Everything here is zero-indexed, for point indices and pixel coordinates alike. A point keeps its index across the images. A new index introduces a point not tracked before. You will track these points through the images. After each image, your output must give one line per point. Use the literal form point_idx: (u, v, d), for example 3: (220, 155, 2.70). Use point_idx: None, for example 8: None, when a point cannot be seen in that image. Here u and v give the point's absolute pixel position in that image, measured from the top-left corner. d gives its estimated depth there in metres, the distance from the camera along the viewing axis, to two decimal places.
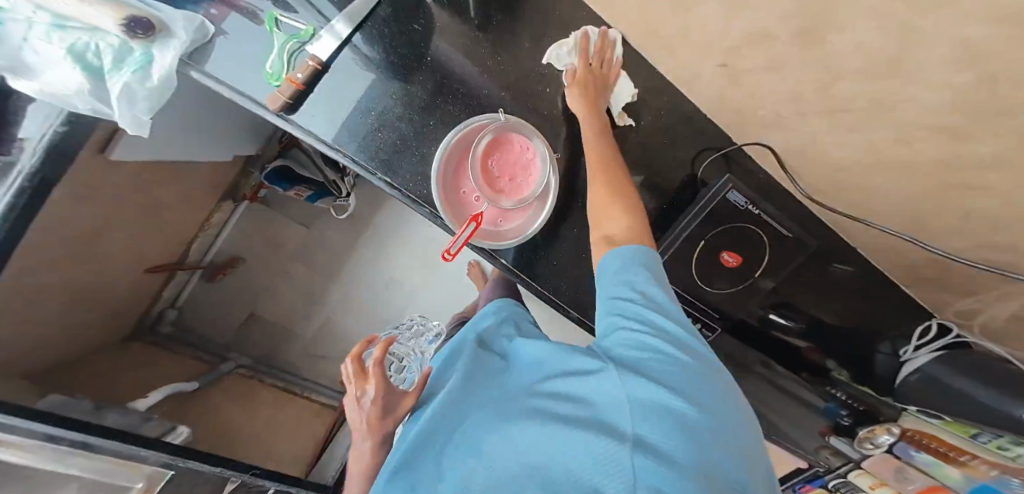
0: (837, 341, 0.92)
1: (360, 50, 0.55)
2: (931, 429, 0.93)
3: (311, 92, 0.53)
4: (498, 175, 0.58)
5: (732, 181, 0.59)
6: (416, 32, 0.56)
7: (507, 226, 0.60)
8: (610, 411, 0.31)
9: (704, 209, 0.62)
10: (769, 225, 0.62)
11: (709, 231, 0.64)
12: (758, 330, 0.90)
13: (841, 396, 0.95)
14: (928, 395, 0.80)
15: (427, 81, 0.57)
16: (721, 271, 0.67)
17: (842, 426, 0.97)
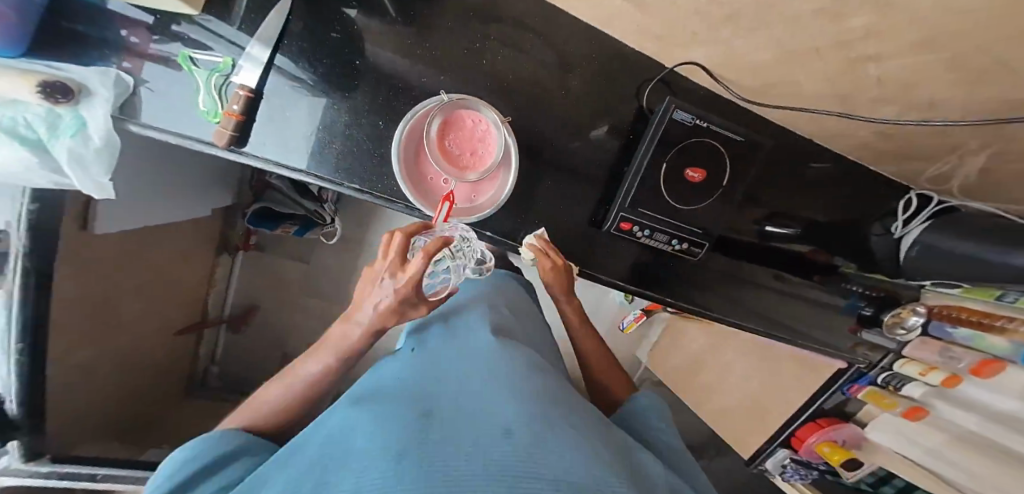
0: (836, 238, 0.90)
1: (287, 70, 0.57)
2: (953, 298, 0.82)
3: (253, 120, 0.56)
4: (457, 151, 0.60)
5: (673, 101, 0.64)
6: (336, 40, 0.58)
7: (480, 199, 0.63)
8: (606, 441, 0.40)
9: (657, 134, 0.66)
10: (720, 134, 0.66)
11: (668, 154, 0.66)
12: (761, 246, 0.87)
13: (858, 288, 0.93)
14: (931, 264, 0.79)
15: (363, 89, 0.60)
16: (692, 190, 0.68)
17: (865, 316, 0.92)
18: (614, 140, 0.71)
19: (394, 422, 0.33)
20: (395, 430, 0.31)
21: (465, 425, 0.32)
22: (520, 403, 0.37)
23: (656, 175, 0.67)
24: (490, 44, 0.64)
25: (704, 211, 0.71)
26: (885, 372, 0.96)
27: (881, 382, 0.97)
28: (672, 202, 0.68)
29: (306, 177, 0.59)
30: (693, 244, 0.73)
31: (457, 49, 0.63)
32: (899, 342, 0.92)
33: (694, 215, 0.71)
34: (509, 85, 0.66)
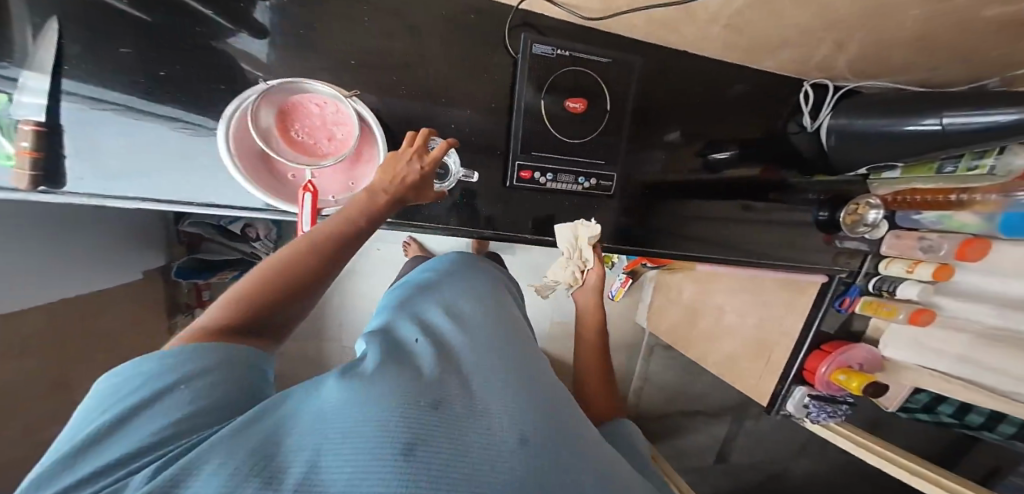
0: (775, 150, 0.85)
1: (78, 92, 0.52)
2: (906, 180, 0.80)
3: (59, 153, 0.51)
4: (309, 138, 0.57)
5: (528, 37, 0.65)
6: (126, 55, 0.54)
7: (354, 181, 0.60)
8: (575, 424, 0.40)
9: (525, 72, 0.67)
10: (586, 59, 0.68)
11: (541, 91, 0.67)
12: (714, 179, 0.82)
13: (816, 195, 0.87)
14: (849, 150, 0.78)
15: (192, 98, 0.56)
16: (577, 120, 0.69)
17: (824, 220, 0.87)
18: (487, 97, 0.69)
19: (393, 422, 0.28)
20: (398, 432, 0.27)
21: (476, 434, 0.30)
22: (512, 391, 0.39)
23: (538, 116, 0.68)
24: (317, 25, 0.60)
25: (599, 143, 0.72)
26: (874, 277, 0.89)
27: (874, 290, 0.89)
28: (561, 136, 0.69)
29: (145, 203, 0.56)
30: (601, 176, 0.72)
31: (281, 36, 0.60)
32: (870, 241, 0.89)
33: (590, 148, 0.71)
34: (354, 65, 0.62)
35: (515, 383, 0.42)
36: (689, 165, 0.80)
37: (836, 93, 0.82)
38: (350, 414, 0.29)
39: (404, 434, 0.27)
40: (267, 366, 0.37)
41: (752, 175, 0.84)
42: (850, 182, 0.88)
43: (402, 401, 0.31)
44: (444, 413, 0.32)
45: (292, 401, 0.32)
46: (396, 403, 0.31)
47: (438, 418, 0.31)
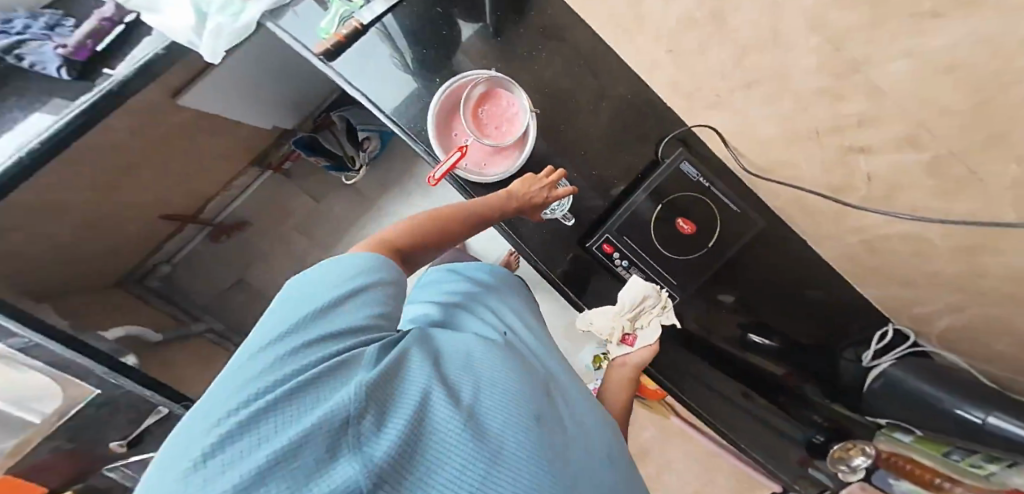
0: (812, 361, 0.84)
1: (388, 25, 0.74)
2: (908, 452, 0.84)
3: (348, 47, 0.73)
4: (486, 123, 0.71)
5: (685, 154, 0.72)
6: (438, 13, 0.75)
7: (489, 167, 0.71)
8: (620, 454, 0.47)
9: (663, 176, 0.73)
10: (717, 197, 0.74)
11: (663, 200, 0.73)
12: (745, 360, 0.82)
13: (818, 418, 0.85)
14: (898, 404, 0.76)
15: (432, 58, 0.74)
16: (679, 237, 0.74)
17: (815, 444, 0.82)
18: (624, 175, 0.76)
19: (517, 422, 0.30)
20: (529, 410, 0.33)
21: (567, 425, 0.37)
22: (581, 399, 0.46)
23: (650, 214, 0.74)
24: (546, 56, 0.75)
25: (683, 266, 0.76)
26: None
27: None
28: (658, 241, 0.74)
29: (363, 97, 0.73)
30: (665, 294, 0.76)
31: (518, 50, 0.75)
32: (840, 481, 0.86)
33: (673, 265, 0.75)
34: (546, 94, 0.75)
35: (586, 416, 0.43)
36: (732, 335, 0.81)
37: (908, 347, 0.80)
38: (481, 401, 0.30)
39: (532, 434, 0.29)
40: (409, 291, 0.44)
41: (777, 375, 0.83)
42: (860, 425, 0.88)
43: (519, 401, 0.33)
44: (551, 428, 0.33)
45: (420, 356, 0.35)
46: (515, 401, 0.33)
47: (550, 433, 0.32)
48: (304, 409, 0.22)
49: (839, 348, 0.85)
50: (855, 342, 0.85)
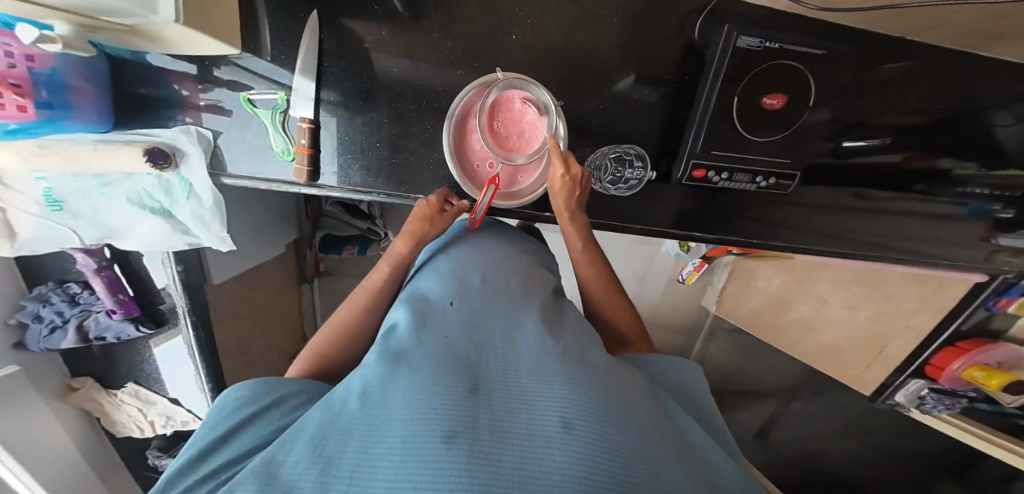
0: (848, 199, 0.65)
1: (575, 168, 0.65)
2: None
3: None
4: (500, 133, 0.50)
5: (754, 90, 0.51)
6: (699, 119, 0.53)
7: (519, 181, 0.53)
8: (626, 463, 0.27)
9: (650, 185, 0.59)
10: (747, 168, 0.55)
11: (631, 182, 0.59)
12: (845, 244, 0.66)
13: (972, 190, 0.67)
14: (955, 247, 0.68)
15: (638, 155, 0.57)
16: (763, 115, 0.53)
17: (993, 309, 0.73)
18: (777, 168, 0.56)
19: (498, 408, 0.31)
20: (443, 430, 0.27)
21: (508, 416, 0.30)
22: (536, 344, 0.40)
23: (738, 139, 0.54)
24: (749, 28, 0.48)
25: (729, 179, 0.57)
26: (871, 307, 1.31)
27: None
28: (721, 151, 0.54)
29: None
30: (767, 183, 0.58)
31: (792, 76, 0.51)
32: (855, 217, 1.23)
33: (682, 157, 0.56)
34: (804, 73, 0.51)
35: (577, 353, 0.41)
36: (757, 179, 0.57)
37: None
38: (456, 394, 0.31)
39: (458, 441, 0.26)
40: (248, 383, 0.39)
41: (777, 189, 0.59)
42: None
43: (494, 426, 0.28)
44: (590, 462, 0.26)
45: (403, 314, 0.45)
46: (570, 449, 0.26)
47: (512, 374, 0.35)
48: (359, 449, 0.26)
49: (921, 200, 0.67)
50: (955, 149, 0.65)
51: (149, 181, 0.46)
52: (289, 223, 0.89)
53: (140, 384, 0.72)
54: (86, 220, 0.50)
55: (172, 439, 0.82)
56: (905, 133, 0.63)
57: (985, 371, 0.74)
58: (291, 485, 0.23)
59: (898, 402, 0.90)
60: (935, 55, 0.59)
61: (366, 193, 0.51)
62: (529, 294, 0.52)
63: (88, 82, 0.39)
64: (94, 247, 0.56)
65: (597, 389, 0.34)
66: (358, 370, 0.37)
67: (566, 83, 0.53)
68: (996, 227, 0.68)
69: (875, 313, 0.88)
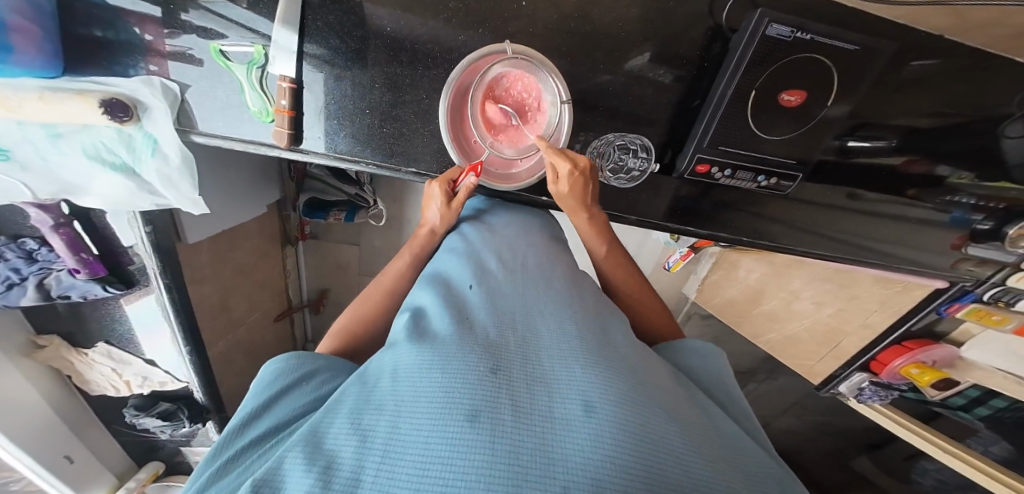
0: (835, 206, 0.66)
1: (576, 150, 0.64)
2: None
3: None
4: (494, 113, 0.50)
5: (772, 85, 0.48)
6: (712, 112, 0.51)
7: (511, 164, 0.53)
8: (660, 450, 0.24)
9: (651, 175, 0.58)
10: (751, 165, 0.54)
11: (632, 171, 0.57)
12: (825, 249, 0.68)
13: (962, 199, 0.67)
14: (923, 256, 0.71)
15: (643, 141, 0.55)
16: (777, 111, 0.50)
17: (948, 312, 0.78)
18: (780, 167, 0.55)
19: (522, 383, 0.29)
20: (468, 412, 0.25)
21: (534, 396, 0.28)
22: (563, 322, 0.38)
23: (746, 134, 0.52)
24: (781, 15, 0.44)
25: (731, 175, 0.56)
26: None
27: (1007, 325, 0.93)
28: (728, 146, 0.53)
29: None
30: (771, 180, 0.57)
31: (813, 72, 0.48)
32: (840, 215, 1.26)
33: (689, 148, 0.54)
34: (828, 68, 0.48)
35: (604, 333, 0.38)
36: (759, 177, 0.56)
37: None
38: (478, 369, 0.29)
39: (484, 423, 0.24)
40: (276, 361, 0.38)
41: (776, 189, 0.59)
42: None
43: (520, 407, 0.26)
44: (621, 448, 0.23)
45: (426, 294, 0.44)
46: (600, 435, 0.24)
47: (537, 349, 0.34)
48: (389, 422, 0.26)
49: (909, 208, 0.68)
50: (954, 160, 0.65)
51: (107, 134, 0.43)
52: (271, 183, 0.86)
53: (111, 345, 0.76)
54: (37, 173, 0.46)
55: (147, 398, 0.87)
56: (910, 140, 0.62)
57: (920, 368, 0.80)
58: (332, 457, 0.23)
59: (841, 391, 0.99)
60: (951, 64, 0.57)
61: (355, 161, 0.49)
62: (553, 271, 0.49)
63: (31, 23, 0.37)
64: (49, 203, 0.54)
65: (628, 372, 0.31)
66: (386, 349, 0.36)
67: (576, 60, 0.50)
68: (970, 237, 0.70)
69: (839, 310, 0.93)
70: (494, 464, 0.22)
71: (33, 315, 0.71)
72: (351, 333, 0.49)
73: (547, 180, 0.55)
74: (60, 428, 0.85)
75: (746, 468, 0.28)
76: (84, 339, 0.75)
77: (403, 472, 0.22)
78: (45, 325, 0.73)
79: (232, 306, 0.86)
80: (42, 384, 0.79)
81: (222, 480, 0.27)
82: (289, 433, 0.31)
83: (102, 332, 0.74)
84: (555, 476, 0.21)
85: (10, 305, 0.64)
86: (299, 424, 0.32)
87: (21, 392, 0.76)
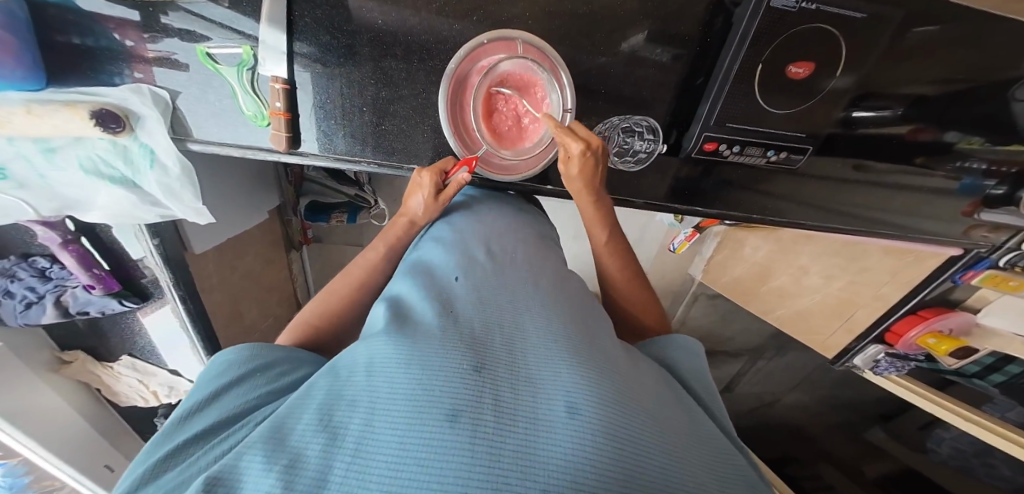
0: (844, 177, 0.64)
1: None
2: None
3: None
4: (494, 103, 0.50)
5: (779, 57, 0.47)
6: (717, 90, 0.49)
7: (508, 156, 0.52)
8: (638, 453, 0.24)
9: (657, 157, 0.57)
10: (759, 142, 0.53)
11: (637, 154, 0.56)
12: (833, 223, 0.67)
13: (976, 165, 0.65)
14: (936, 224, 0.70)
15: (645, 124, 0.54)
16: (785, 85, 0.49)
17: (964, 280, 0.77)
18: (787, 141, 0.54)
19: (504, 382, 0.28)
20: (445, 411, 0.25)
21: (513, 394, 0.27)
22: (547, 319, 0.37)
23: (753, 110, 0.51)
24: None
25: (739, 153, 0.55)
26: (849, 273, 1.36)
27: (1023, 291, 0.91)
28: (736, 122, 0.52)
29: None
30: (781, 155, 0.56)
31: (821, 42, 0.46)
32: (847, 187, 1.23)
33: (694, 128, 0.53)
34: (836, 38, 0.46)
35: (588, 330, 0.38)
36: (766, 153, 0.55)
37: None
38: (460, 366, 0.29)
39: (463, 424, 0.24)
40: (239, 351, 0.37)
41: (783, 164, 0.58)
42: None
43: (499, 406, 0.26)
44: (598, 449, 0.23)
45: (409, 285, 0.43)
46: (580, 435, 0.24)
47: (521, 346, 0.33)
48: (363, 420, 0.25)
49: (922, 176, 0.66)
50: (966, 124, 0.62)
51: (101, 147, 0.43)
52: (272, 188, 0.86)
53: (135, 357, 0.77)
54: (34, 189, 0.46)
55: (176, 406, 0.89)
56: (920, 108, 0.61)
57: (936, 337, 0.78)
58: (297, 454, 0.22)
59: (856, 364, 0.98)
60: (967, 22, 0.55)
61: (356, 161, 0.48)
62: (532, 262, 0.49)
63: (7, 31, 0.35)
64: (55, 220, 0.54)
65: (611, 372, 0.31)
66: (360, 342, 0.35)
67: (574, 43, 0.49)
68: (983, 202, 0.69)
69: (850, 283, 0.92)
70: (472, 467, 0.21)
71: (54, 332, 0.72)
72: (313, 324, 0.48)
73: (548, 168, 0.55)
74: (99, 438, 0.87)
75: (720, 466, 0.29)
76: (106, 353, 0.76)
77: (374, 474, 0.21)
78: (66, 341, 0.73)
79: (243, 312, 0.86)
80: (76, 399, 0.81)
81: (159, 479, 0.26)
82: (238, 427, 0.30)
83: (124, 346, 0.74)
84: (536, 480, 0.21)
85: (31, 323, 0.65)
86: (251, 417, 0.31)
87: (54, 407, 0.77)
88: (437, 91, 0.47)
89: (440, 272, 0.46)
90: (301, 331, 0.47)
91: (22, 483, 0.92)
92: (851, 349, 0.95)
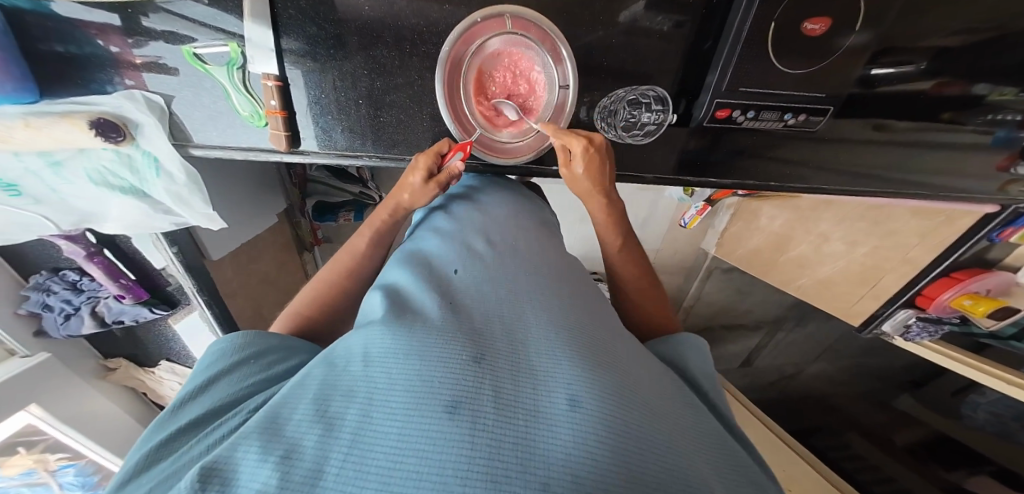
0: (866, 137, 0.60)
1: None
2: None
3: None
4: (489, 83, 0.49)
5: (792, 12, 0.43)
6: (727, 53, 0.46)
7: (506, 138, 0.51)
8: (642, 449, 0.23)
9: (665, 129, 0.54)
10: (772, 105, 0.50)
11: (644, 127, 0.54)
12: (856, 185, 0.64)
13: (1015, 115, 0.60)
14: (969, 181, 0.66)
15: (650, 96, 0.52)
16: (800, 43, 0.46)
17: (1001, 238, 0.72)
18: (803, 103, 0.51)
19: (504, 373, 0.28)
20: (442, 406, 0.24)
21: (512, 386, 0.27)
22: (548, 309, 0.36)
23: (766, 71, 0.47)
24: None
25: (751, 118, 0.52)
26: None
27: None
28: (748, 86, 0.49)
29: None
30: (797, 118, 0.53)
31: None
32: None
33: (703, 96, 0.50)
34: None
35: (591, 321, 0.37)
36: (780, 117, 0.52)
37: None
38: (459, 357, 0.28)
39: (463, 418, 0.23)
40: (234, 340, 0.38)
41: (798, 128, 0.55)
42: None
43: (497, 400, 0.25)
44: (600, 446, 0.22)
45: (407, 275, 0.42)
46: (581, 430, 0.23)
47: (522, 336, 0.32)
48: (359, 411, 0.24)
49: (953, 130, 0.62)
50: (1001, 70, 0.58)
51: (106, 158, 0.43)
52: (278, 191, 0.86)
53: (173, 361, 0.80)
54: (48, 204, 0.47)
55: None
56: (948, 57, 0.56)
57: (973, 298, 0.74)
58: (293, 444, 0.22)
59: (884, 331, 0.94)
60: None
61: (356, 157, 0.48)
62: (527, 247, 0.48)
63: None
64: (76, 234, 0.56)
65: (614, 367, 0.30)
66: (356, 331, 0.34)
67: (572, 16, 0.46)
68: (1019, 155, 0.64)
69: (875, 248, 0.88)
70: (470, 459, 0.21)
71: (97, 341, 0.75)
72: (300, 312, 0.48)
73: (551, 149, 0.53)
74: None
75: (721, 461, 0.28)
76: (146, 358, 0.79)
77: (371, 465, 0.21)
78: (109, 349, 0.76)
79: (266, 313, 0.88)
80: (122, 402, 0.85)
81: (154, 467, 0.26)
82: (232, 415, 0.30)
83: (160, 352, 0.77)
84: (536, 474, 0.20)
85: (72, 334, 0.67)
86: (244, 405, 0.31)
87: (106, 412, 0.81)
88: (434, 76, 0.46)
89: (438, 263, 0.45)
90: (289, 321, 0.47)
91: (93, 481, 0.97)
92: (879, 316, 0.92)
